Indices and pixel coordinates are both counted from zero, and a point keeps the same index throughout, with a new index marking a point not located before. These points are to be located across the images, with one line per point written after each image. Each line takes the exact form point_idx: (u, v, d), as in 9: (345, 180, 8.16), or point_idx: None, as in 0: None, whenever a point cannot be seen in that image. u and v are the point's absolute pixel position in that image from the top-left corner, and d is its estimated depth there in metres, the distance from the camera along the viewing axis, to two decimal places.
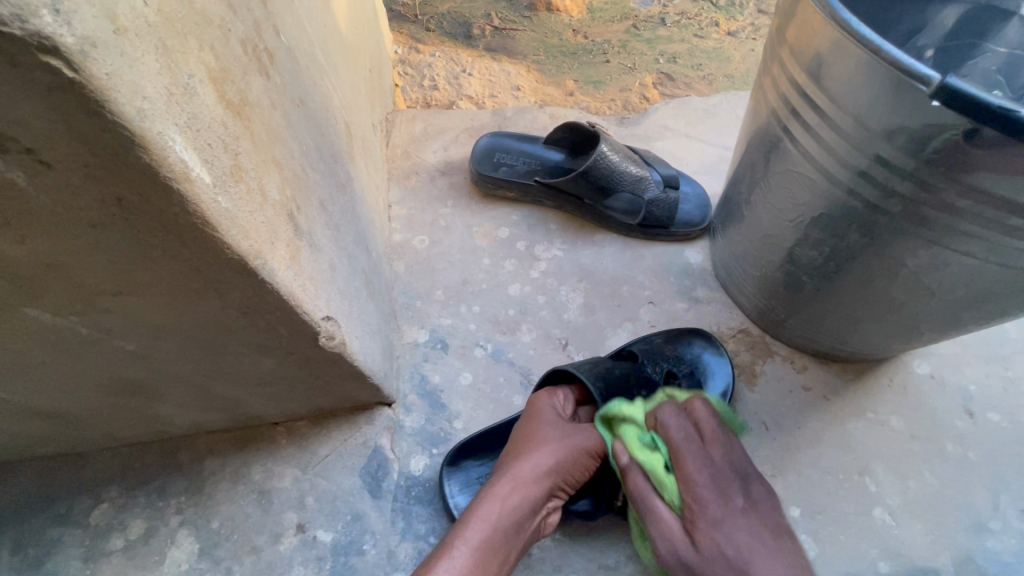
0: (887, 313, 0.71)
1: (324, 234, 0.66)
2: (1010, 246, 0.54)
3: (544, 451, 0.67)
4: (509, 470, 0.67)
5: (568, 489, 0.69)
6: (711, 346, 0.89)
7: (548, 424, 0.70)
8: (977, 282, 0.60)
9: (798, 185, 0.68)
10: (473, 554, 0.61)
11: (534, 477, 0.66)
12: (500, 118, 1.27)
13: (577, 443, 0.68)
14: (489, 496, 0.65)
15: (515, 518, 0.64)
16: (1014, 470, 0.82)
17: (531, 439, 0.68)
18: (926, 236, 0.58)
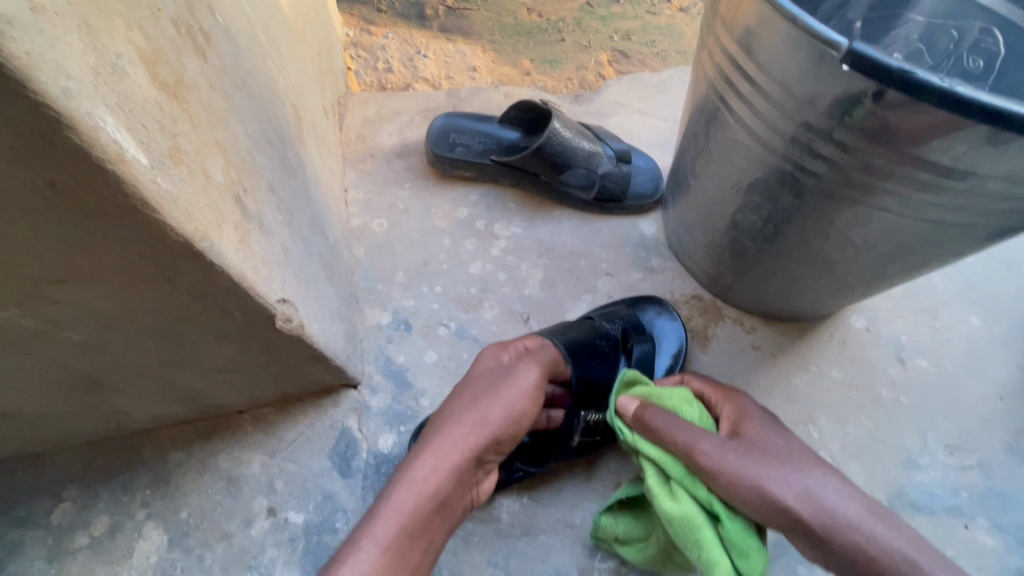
0: (823, 270, 0.76)
1: (276, 217, 0.65)
2: (922, 201, 0.58)
3: (470, 417, 0.64)
4: (432, 445, 0.63)
5: (502, 450, 0.65)
6: (661, 308, 0.93)
7: (477, 388, 0.66)
8: (897, 235, 0.64)
9: (737, 153, 0.72)
10: (390, 542, 0.58)
11: (460, 448, 0.62)
12: (455, 99, 1.27)
13: (511, 409, 0.64)
14: (410, 477, 0.61)
15: (440, 494, 0.61)
16: (941, 410, 0.89)
17: (459, 411, 0.64)
18: (849, 195, 0.62)
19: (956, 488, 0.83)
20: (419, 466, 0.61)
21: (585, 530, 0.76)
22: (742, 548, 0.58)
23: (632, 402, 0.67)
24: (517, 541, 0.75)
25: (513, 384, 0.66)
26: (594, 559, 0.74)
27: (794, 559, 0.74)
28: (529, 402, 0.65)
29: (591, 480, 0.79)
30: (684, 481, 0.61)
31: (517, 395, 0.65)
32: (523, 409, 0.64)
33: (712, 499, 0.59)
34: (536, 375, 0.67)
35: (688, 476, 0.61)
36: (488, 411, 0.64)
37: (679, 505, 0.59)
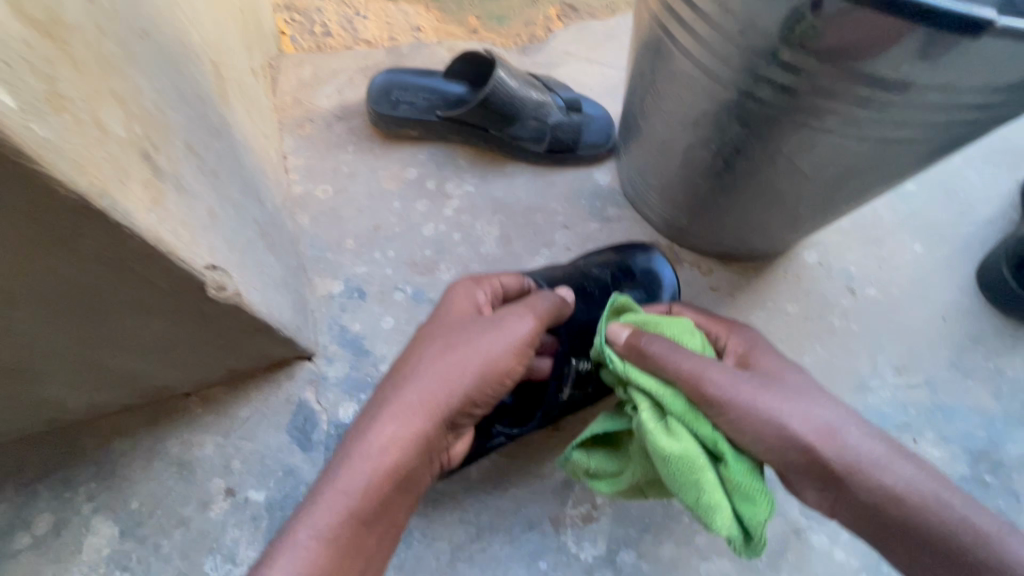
0: (773, 202, 0.76)
1: (198, 180, 0.60)
2: (863, 117, 0.57)
3: (440, 369, 0.54)
4: (393, 405, 0.53)
5: (479, 407, 0.57)
6: (649, 255, 0.88)
7: (449, 335, 0.57)
8: (841, 158, 0.64)
9: (683, 85, 0.70)
10: (341, 518, 0.50)
11: (429, 403, 0.53)
12: (396, 56, 1.20)
13: (489, 357, 0.55)
14: (367, 442, 0.52)
15: (401, 465, 0.52)
16: (890, 335, 0.92)
17: (424, 361, 0.56)
18: (793, 118, 0.61)
19: (904, 406, 0.87)
20: (377, 431, 0.52)
21: (555, 479, 0.76)
22: (747, 490, 0.54)
23: (627, 331, 0.63)
24: (487, 497, 0.75)
25: (490, 329, 0.57)
26: (564, 506, 0.74)
27: None
28: (511, 345, 0.56)
29: (559, 431, 0.79)
30: (684, 417, 0.57)
31: (496, 346, 0.55)
32: (503, 363, 0.55)
33: (717, 438, 0.55)
34: (521, 323, 0.58)
35: (690, 412, 0.57)
36: (462, 360, 0.55)
37: (678, 442, 0.55)
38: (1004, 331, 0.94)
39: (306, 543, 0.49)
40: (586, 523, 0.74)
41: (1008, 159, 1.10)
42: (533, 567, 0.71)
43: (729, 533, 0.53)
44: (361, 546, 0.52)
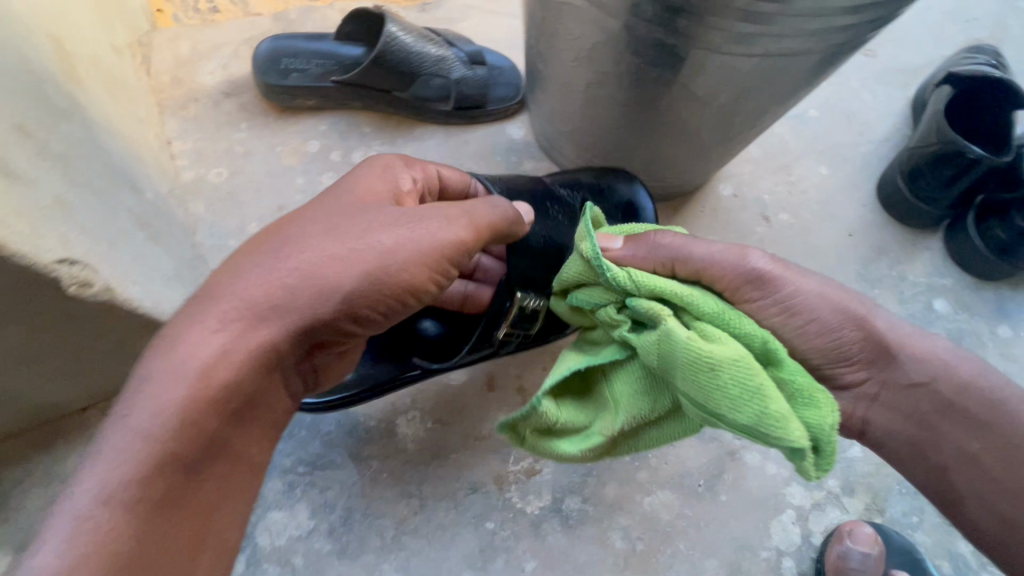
0: (678, 134, 0.76)
1: (39, 165, 0.52)
2: (746, 32, 0.57)
3: (301, 265, 0.47)
4: (233, 306, 0.45)
5: (356, 323, 0.50)
6: (631, 186, 0.83)
7: (326, 225, 0.49)
8: (733, 79, 0.64)
9: (571, 18, 0.67)
10: (158, 429, 0.42)
11: (295, 305, 0.46)
12: (284, 22, 1.11)
13: (378, 262, 0.48)
14: (207, 337, 0.44)
15: (237, 382, 0.45)
16: (803, 256, 0.96)
17: (300, 247, 0.48)
18: (680, 40, 0.60)
19: None
20: (206, 339, 0.44)
21: (495, 438, 0.75)
22: (806, 392, 0.47)
23: (620, 241, 0.59)
24: (428, 466, 0.73)
25: (391, 230, 0.50)
26: (507, 463, 0.74)
27: None
28: (409, 255, 0.50)
29: (494, 390, 0.78)
30: (713, 318, 0.50)
31: (385, 247, 0.49)
32: (390, 270, 0.49)
33: (761, 338, 0.49)
34: (429, 227, 0.51)
35: (721, 312, 0.51)
36: (346, 258, 0.48)
37: (721, 342, 0.47)
38: (904, 240, 0.99)
39: (111, 457, 0.41)
40: (530, 477, 0.73)
41: (900, 78, 1.15)
42: (481, 528, 0.71)
43: (802, 446, 0.43)
44: (190, 491, 0.44)
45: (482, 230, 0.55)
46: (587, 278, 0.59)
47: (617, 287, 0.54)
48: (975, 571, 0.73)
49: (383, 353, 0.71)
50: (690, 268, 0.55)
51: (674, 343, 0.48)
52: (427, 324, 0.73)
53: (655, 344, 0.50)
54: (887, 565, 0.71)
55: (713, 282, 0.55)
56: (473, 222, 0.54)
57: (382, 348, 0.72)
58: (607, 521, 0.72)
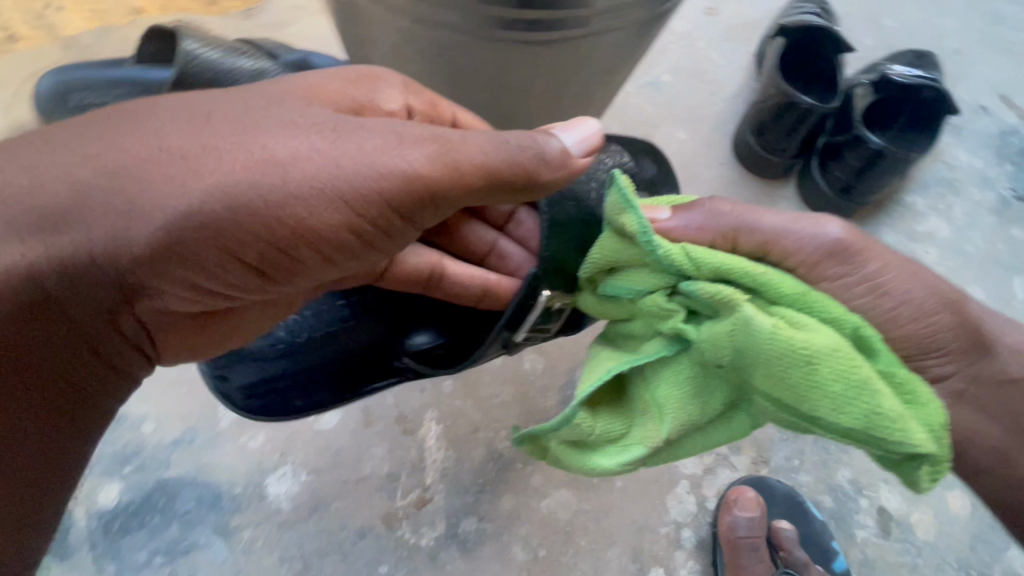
0: (506, 121, 0.73)
1: None
2: (536, 16, 0.54)
3: (130, 162, 0.40)
4: (40, 196, 0.40)
5: (191, 259, 0.43)
6: (638, 164, 0.68)
7: (194, 120, 0.41)
8: (542, 65, 0.62)
9: (362, 16, 0.62)
10: None
11: (105, 216, 0.40)
12: (78, 50, 0.97)
13: (224, 182, 0.40)
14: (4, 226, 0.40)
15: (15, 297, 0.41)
16: None
17: (146, 134, 0.40)
18: (472, 32, 0.57)
19: None
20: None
21: (378, 477, 0.71)
22: (908, 386, 0.42)
23: (667, 211, 0.50)
24: (306, 523, 0.68)
25: (268, 146, 0.41)
26: (394, 500, 0.70)
27: None
28: (270, 183, 0.41)
29: (372, 424, 0.73)
30: (798, 303, 0.43)
31: (256, 168, 0.41)
32: (243, 203, 0.41)
33: (853, 322, 0.43)
34: (337, 157, 0.42)
35: (803, 294, 0.43)
36: (187, 168, 0.40)
37: (815, 332, 0.41)
38: (763, 192, 1.03)
39: None
40: (420, 508, 0.70)
41: (743, 33, 1.18)
42: None
43: (924, 449, 0.40)
44: None
45: (444, 167, 0.44)
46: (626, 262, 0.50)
47: (670, 268, 0.46)
48: (852, 498, 0.78)
49: (346, 371, 0.66)
50: (754, 239, 0.47)
51: (775, 338, 0.41)
52: (418, 335, 0.65)
53: (740, 337, 0.43)
54: (771, 517, 0.75)
55: (788, 256, 0.47)
56: (444, 151, 0.44)
57: (353, 370, 0.66)
58: (506, 535, 0.70)
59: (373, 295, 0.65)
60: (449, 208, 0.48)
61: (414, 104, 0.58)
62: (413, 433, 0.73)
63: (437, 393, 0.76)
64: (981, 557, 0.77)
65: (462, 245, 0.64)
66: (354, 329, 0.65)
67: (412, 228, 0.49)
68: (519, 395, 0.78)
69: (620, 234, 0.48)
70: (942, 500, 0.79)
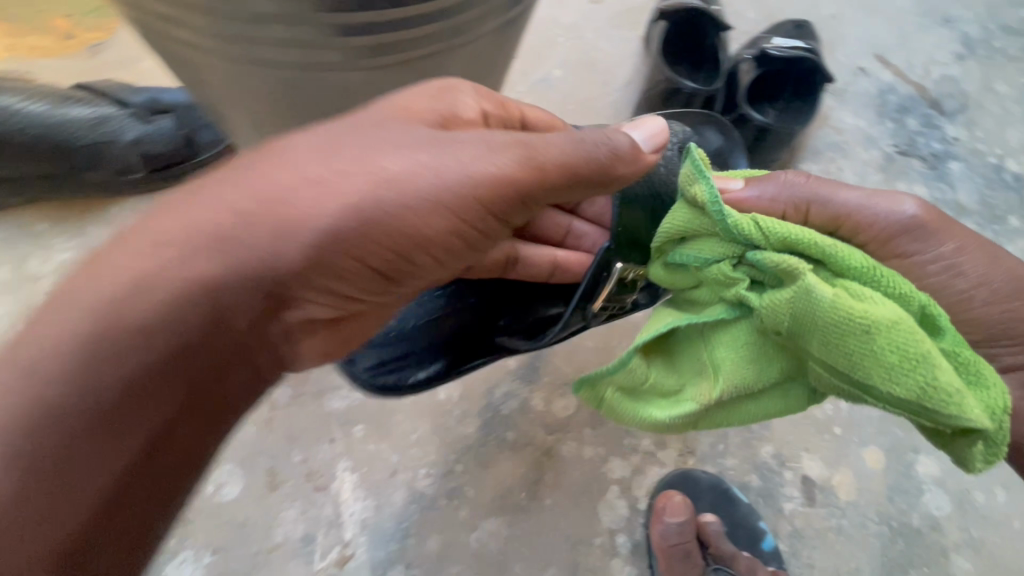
0: None
1: None
2: (363, 43, 0.49)
3: (265, 192, 0.39)
4: (181, 230, 0.39)
5: (337, 271, 0.42)
6: (725, 138, 0.78)
7: (320, 146, 0.41)
8: (388, 87, 0.58)
9: (182, 59, 0.56)
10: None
11: (233, 247, 0.39)
12: None
13: (367, 194, 0.40)
14: (130, 264, 0.39)
15: (154, 329, 0.39)
16: None
17: (283, 162, 0.40)
18: (300, 68, 0.52)
19: None
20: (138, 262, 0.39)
21: (291, 542, 0.67)
22: (972, 366, 0.41)
23: (740, 182, 0.51)
24: None
25: (399, 158, 0.41)
26: (313, 563, 0.66)
27: (502, 428, 0.76)
28: (415, 188, 0.41)
29: (278, 487, 0.69)
30: (865, 275, 0.43)
31: (379, 182, 0.40)
32: (368, 216, 0.40)
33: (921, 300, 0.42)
34: (445, 166, 0.41)
35: (870, 266, 0.43)
36: (317, 194, 0.39)
37: (878, 301, 0.40)
38: None
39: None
40: (342, 566, 0.67)
41: (628, 19, 1.17)
42: None
43: (983, 428, 0.39)
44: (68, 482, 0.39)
45: (542, 169, 0.43)
46: (687, 229, 0.49)
47: (735, 235, 0.46)
48: (777, 472, 0.80)
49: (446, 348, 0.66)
50: (817, 211, 0.49)
51: (829, 303, 0.41)
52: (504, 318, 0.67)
53: (797, 307, 0.42)
54: (697, 512, 0.75)
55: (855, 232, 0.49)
56: (530, 156, 0.43)
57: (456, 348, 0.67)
58: None
59: (468, 292, 0.66)
60: (538, 207, 0.47)
61: (490, 111, 0.53)
62: (325, 488, 0.70)
63: (348, 442, 0.72)
64: (898, 507, 0.80)
65: (540, 233, 0.66)
66: (455, 313, 0.66)
67: (503, 228, 0.48)
68: (437, 426, 0.75)
69: (686, 203, 0.49)
70: (857, 459, 0.82)
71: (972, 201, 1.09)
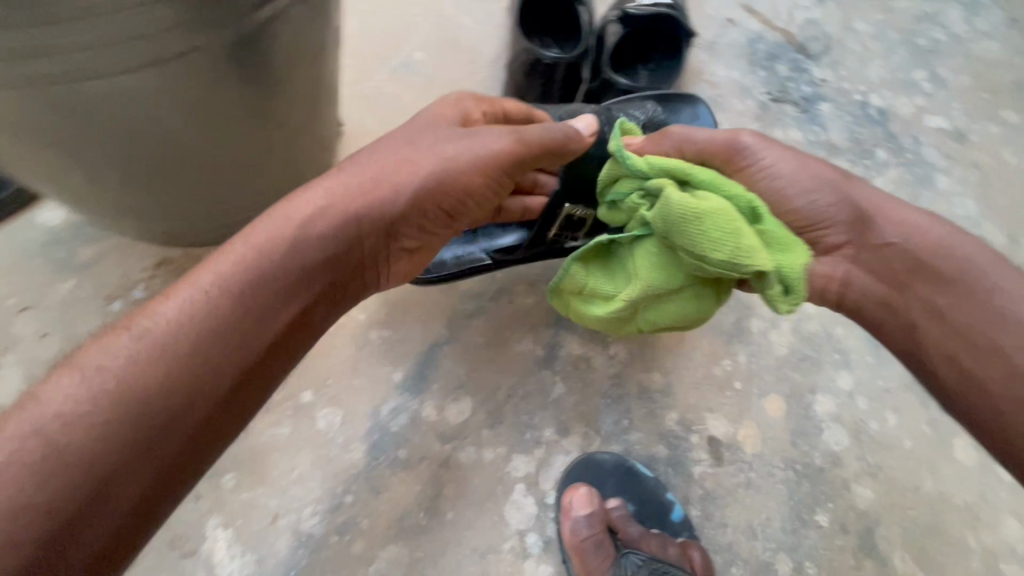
0: (179, 172, 0.60)
1: None
2: (76, 44, 0.41)
3: (376, 166, 0.49)
4: (314, 196, 0.48)
5: (425, 216, 0.51)
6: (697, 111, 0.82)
7: (405, 138, 0.51)
8: (156, 101, 0.49)
9: None
10: (158, 337, 0.41)
11: (365, 199, 0.48)
12: None
13: (450, 154, 0.50)
14: (275, 222, 0.46)
15: (286, 276, 0.45)
16: None
17: (384, 146, 0.51)
18: (18, 88, 0.43)
19: None
20: (280, 220, 0.46)
21: None
22: (784, 239, 0.48)
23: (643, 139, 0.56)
24: None
25: (468, 132, 0.52)
26: None
27: (392, 446, 0.71)
28: (482, 149, 0.51)
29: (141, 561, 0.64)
30: (712, 185, 0.48)
31: (440, 161, 0.50)
32: (443, 177, 0.50)
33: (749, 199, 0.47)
34: (491, 138, 0.51)
35: (717, 178, 0.48)
36: (417, 159, 0.50)
37: (707, 197, 0.46)
38: None
39: (111, 372, 0.39)
40: None
41: None
42: None
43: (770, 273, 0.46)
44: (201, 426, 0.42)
45: (533, 147, 0.52)
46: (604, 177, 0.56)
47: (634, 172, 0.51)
48: (683, 438, 0.78)
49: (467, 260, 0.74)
50: (696, 150, 0.54)
51: (672, 203, 0.46)
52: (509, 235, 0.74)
53: (658, 216, 0.48)
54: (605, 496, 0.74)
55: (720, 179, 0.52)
56: (523, 142, 0.52)
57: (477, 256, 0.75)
58: None
59: None
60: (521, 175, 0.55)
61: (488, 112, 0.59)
62: (196, 552, 0.65)
63: (218, 496, 0.67)
64: (801, 449, 0.80)
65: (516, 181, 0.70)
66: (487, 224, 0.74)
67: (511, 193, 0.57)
68: (318, 459, 0.69)
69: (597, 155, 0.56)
70: (759, 410, 0.81)
71: (843, 139, 1.13)
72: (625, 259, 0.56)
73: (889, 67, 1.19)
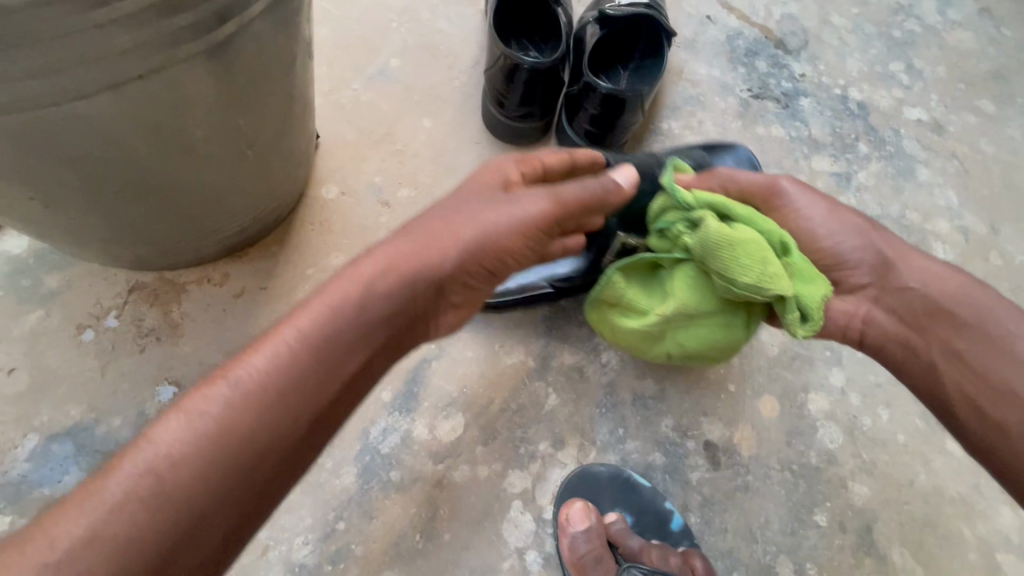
0: (150, 196, 0.57)
1: None
2: (26, 69, 0.39)
3: (425, 233, 0.46)
4: (362, 269, 0.44)
5: (472, 280, 0.47)
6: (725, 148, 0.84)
7: (454, 204, 0.48)
8: (121, 124, 0.47)
9: None
10: (189, 440, 0.37)
11: (413, 269, 0.44)
12: None
13: (500, 219, 0.47)
14: (319, 302, 0.43)
15: (325, 356, 0.42)
16: None
17: (434, 212, 0.47)
18: None
19: None
20: (328, 298, 0.43)
21: None
22: (806, 274, 0.49)
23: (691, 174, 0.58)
24: None
25: (513, 194, 0.48)
26: None
27: (384, 467, 0.69)
28: (526, 215, 0.47)
29: None
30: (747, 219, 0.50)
31: (481, 228, 0.46)
32: (489, 243, 0.46)
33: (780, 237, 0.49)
34: (534, 202, 0.48)
35: (755, 215, 0.50)
36: (465, 222, 0.46)
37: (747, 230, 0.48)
38: None
39: (142, 480, 0.36)
40: None
41: None
42: None
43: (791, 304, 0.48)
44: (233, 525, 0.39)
45: (570, 208, 0.49)
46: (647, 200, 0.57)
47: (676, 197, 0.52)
48: (680, 444, 0.77)
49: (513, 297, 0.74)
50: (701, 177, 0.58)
51: (708, 232, 0.48)
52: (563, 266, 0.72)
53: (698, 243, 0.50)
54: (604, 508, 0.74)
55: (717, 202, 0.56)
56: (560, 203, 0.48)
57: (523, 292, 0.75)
58: None
59: None
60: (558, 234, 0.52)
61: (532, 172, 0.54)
62: None
63: None
64: (797, 449, 0.80)
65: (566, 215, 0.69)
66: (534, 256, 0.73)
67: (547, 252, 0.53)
68: (306, 485, 0.67)
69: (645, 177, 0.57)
70: (754, 411, 0.81)
71: (824, 134, 1.13)
72: (663, 275, 0.56)
73: (867, 60, 1.20)
